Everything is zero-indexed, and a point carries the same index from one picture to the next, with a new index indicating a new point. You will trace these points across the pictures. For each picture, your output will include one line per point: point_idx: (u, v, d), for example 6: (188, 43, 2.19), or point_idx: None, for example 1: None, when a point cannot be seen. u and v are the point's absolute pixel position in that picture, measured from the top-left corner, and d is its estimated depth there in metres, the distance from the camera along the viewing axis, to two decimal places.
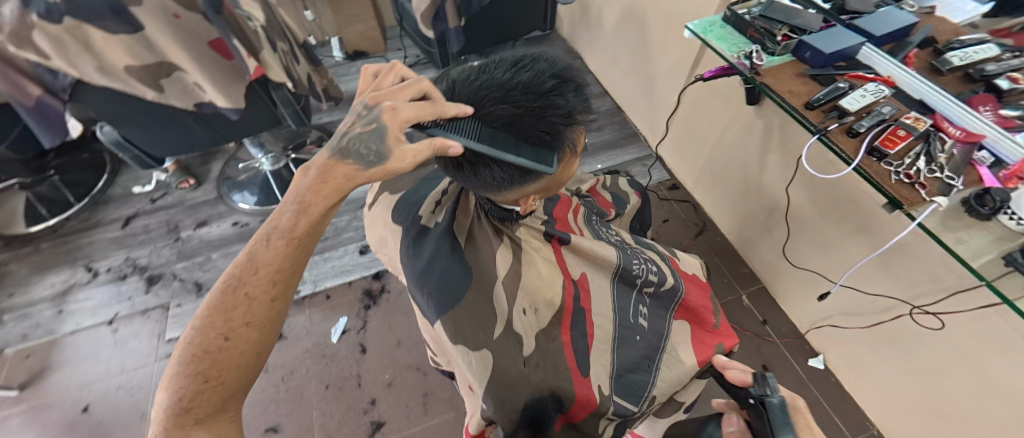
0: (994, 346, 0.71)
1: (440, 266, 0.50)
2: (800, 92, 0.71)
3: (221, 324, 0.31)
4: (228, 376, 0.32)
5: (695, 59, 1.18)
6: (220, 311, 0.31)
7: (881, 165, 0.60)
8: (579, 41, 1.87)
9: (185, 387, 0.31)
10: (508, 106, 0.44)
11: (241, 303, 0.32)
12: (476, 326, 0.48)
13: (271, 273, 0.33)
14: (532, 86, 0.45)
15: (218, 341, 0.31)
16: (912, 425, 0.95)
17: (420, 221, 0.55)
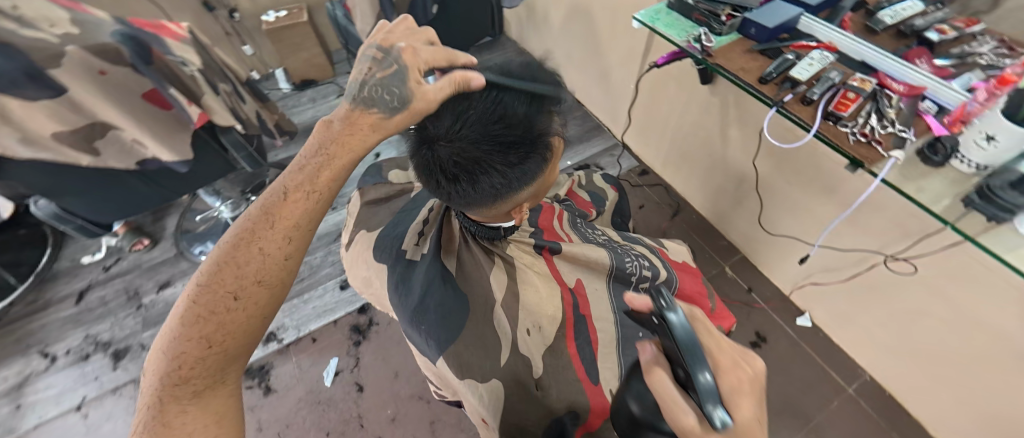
0: (963, 281, 0.75)
1: (435, 299, 0.49)
2: (751, 68, 0.73)
3: (231, 283, 0.35)
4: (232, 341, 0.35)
5: (645, 46, 1.21)
6: (232, 269, 0.35)
7: (837, 127, 0.63)
8: (529, 42, 1.87)
9: (191, 342, 0.34)
10: (494, 107, 0.43)
11: (251, 263, 0.36)
12: (480, 355, 0.47)
13: (285, 231, 0.37)
14: (508, 87, 0.45)
15: (227, 301, 0.35)
16: (900, 366, 0.99)
17: (405, 255, 0.54)
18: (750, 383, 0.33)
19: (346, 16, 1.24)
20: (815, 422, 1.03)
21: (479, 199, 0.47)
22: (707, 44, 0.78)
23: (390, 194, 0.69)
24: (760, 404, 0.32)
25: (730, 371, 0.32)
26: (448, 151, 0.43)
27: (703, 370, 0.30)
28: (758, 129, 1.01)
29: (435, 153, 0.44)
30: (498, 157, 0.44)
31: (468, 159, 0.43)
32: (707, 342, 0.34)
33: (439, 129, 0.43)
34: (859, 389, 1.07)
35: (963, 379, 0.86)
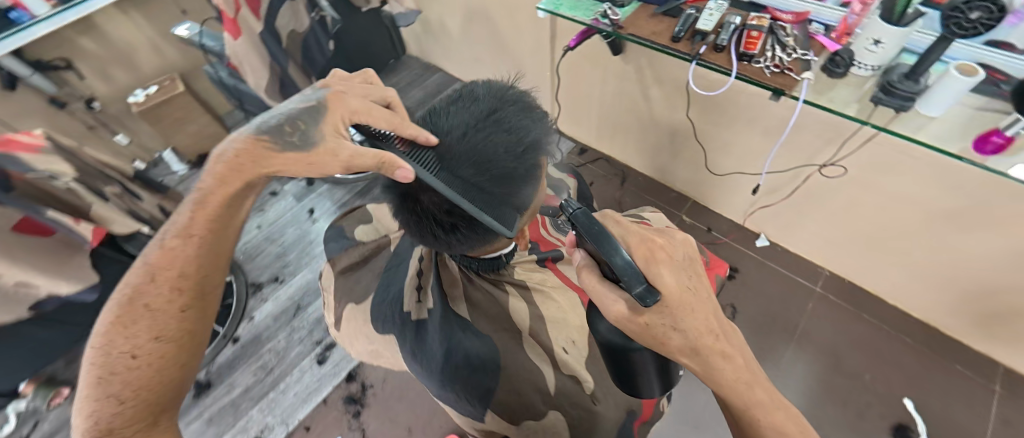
0: (882, 166, 0.86)
1: (462, 353, 0.47)
2: (661, 31, 0.77)
3: (122, 344, 0.36)
4: (145, 394, 0.36)
5: (552, 33, 1.23)
6: (124, 324, 0.37)
7: (753, 65, 0.68)
8: (432, 55, 1.83)
9: (98, 404, 0.34)
10: (470, 142, 0.41)
11: (141, 320, 0.38)
12: (527, 391, 0.46)
13: (173, 281, 0.40)
14: (481, 116, 0.42)
15: (125, 360, 0.36)
16: (849, 254, 1.12)
17: (411, 316, 0.52)
18: (672, 251, 0.33)
19: (232, 75, 1.09)
20: (801, 327, 1.14)
21: (480, 238, 0.44)
22: (615, 18, 0.80)
23: (366, 253, 0.65)
24: (687, 268, 0.33)
25: (649, 247, 0.33)
26: (435, 199, 0.40)
27: (618, 254, 0.32)
28: (675, 83, 1.08)
29: (422, 205, 0.41)
30: (488, 190, 0.40)
31: (458, 201, 0.40)
32: (619, 229, 0.35)
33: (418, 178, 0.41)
34: (824, 285, 1.19)
35: (903, 247, 0.99)
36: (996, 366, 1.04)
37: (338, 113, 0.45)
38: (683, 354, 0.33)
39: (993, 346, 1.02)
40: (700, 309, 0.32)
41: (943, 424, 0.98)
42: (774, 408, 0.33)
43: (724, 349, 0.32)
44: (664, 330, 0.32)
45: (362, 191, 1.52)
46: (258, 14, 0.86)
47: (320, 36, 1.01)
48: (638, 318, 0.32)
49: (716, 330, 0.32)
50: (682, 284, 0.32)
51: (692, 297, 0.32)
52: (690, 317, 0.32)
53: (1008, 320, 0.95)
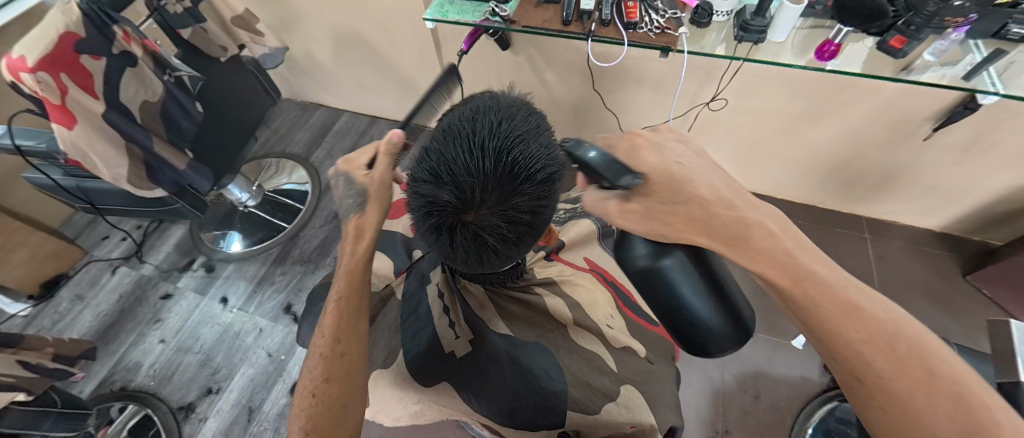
0: (751, 90, 1.04)
1: (531, 363, 0.50)
2: (551, 17, 0.82)
3: (324, 368, 0.43)
4: (337, 383, 0.42)
5: (434, 42, 1.22)
6: (328, 330, 0.45)
7: (638, 31, 0.77)
8: (306, 91, 1.67)
9: (312, 386, 0.42)
10: (506, 151, 0.39)
11: (331, 342, 0.44)
12: (594, 378, 0.51)
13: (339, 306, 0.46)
14: (502, 120, 0.41)
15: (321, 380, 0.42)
16: (743, 171, 1.33)
17: (455, 354, 0.50)
18: (714, 194, 0.37)
19: (72, 172, 0.87)
20: None
21: (526, 244, 0.45)
22: (504, 14, 0.83)
23: (373, 313, 0.59)
24: (674, 153, 0.43)
25: (630, 143, 0.44)
26: (484, 215, 0.40)
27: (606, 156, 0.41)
28: (565, 62, 1.15)
29: (466, 224, 0.40)
30: (533, 192, 0.41)
31: (510, 211, 0.40)
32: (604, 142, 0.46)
33: (462, 197, 0.39)
34: None
35: (779, 151, 1.21)
36: (860, 219, 1.34)
37: (355, 169, 0.54)
38: (701, 236, 0.38)
39: (854, 205, 1.31)
40: (699, 182, 0.40)
41: None
42: (836, 285, 0.34)
43: (743, 217, 0.37)
44: (665, 208, 0.40)
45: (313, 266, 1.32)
46: (93, 91, 0.69)
47: (182, 99, 0.85)
48: (632, 204, 0.41)
49: (726, 201, 0.38)
50: (668, 161, 0.41)
51: (678, 174, 0.40)
52: (684, 189, 0.39)
53: (858, 182, 1.23)
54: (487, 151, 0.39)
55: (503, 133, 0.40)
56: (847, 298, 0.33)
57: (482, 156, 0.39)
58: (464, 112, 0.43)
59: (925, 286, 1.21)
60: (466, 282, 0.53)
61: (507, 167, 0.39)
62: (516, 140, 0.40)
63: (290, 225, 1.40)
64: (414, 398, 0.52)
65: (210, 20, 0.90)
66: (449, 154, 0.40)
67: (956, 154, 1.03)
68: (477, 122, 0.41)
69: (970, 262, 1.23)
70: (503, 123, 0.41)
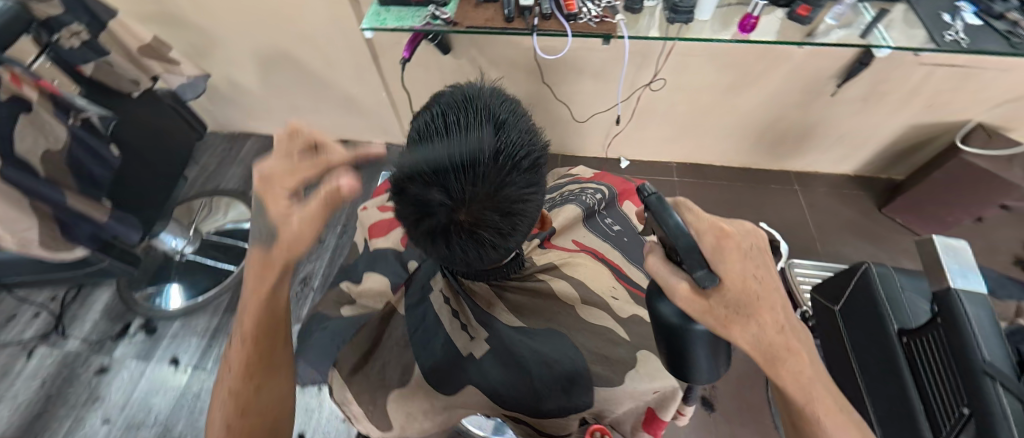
0: (683, 70, 1.12)
1: (546, 350, 0.50)
2: (493, 16, 0.82)
3: (254, 381, 0.46)
4: (248, 421, 0.45)
5: (371, 53, 1.18)
6: (237, 364, 0.47)
7: (579, 22, 0.80)
8: (233, 122, 1.54)
9: (223, 420, 0.45)
10: (488, 143, 0.39)
11: (260, 357, 0.47)
12: (610, 348, 0.52)
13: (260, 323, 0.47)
14: (477, 115, 0.41)
15: (252, 390, 0.46)
16: (684, 145, 1.43)
17: (472, 355, 0.50)
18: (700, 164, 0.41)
19: None
20: None
21: (522, 234, 0.44)
22: (446, 16, 0.82)
23: (375, 334, 0.56)
24: (754, 258, 0.37)
25: (722, 237, 0.37)
26: (479, 211, 0.39)
27: (694, 245, 0.36)
28: (506, 61, 1.17)
29: (464, 223, 0.39)
30: (522, 181, 0.41)
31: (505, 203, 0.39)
32: (690, 216, 0.39)
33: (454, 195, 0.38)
34: (678, 173, 1.50)
35: (713, 121, 1.31)
36: (788, 174, 1.49)
37: (277, 202, 0.45)
38: (747, 345, 0.37)
39: (782, 162, 1.46)
40: (767, 304, 0.36)
41: (784, 227, 1.38)
42: (835, 404, 0.37)
43: (789, 345, 0.36)
44: (726, 313, 0.36)
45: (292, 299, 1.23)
46: None
47: (94, 145, 0.74)
48: (701, 299, 0.37)
49: (784, 325, 0.36)
50: (748, 273, 0.36)
51: (754, 288, 0.36)
52: (754, 306, 0.35)
53: (782, 140, 1.36)
54: (471, 149, 0.38)
55: (482, 128, 0.40)
56: (844, 420, 0.36)
57: (466, 151, 0.38)
58: (436, 113, 0.42)
59: (850, 224, 1.38)
60: (468, 283, 0.53)
61: (494, 159, 0.39)
62: (499, 134, 0.40)
63: (238, 266, 1.29)
64: (441, 407, 0.50)
65: (114, 53, 0.80)
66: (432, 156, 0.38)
67: (857, 105, 1.18)
68: (454, 123, 0.41)
69: (881, 197, 1.41)
70: (480, 119, 0.41)
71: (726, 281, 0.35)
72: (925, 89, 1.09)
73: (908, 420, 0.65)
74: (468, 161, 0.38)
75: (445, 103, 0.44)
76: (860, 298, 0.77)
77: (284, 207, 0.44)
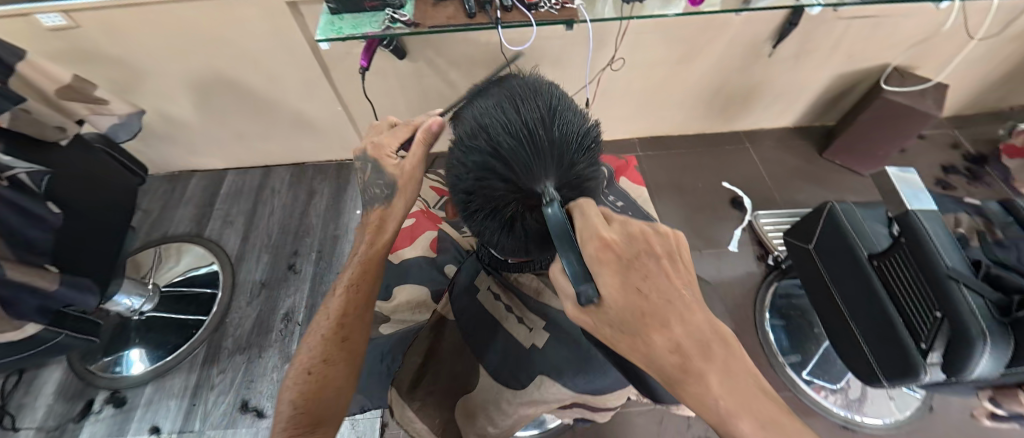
0: (637, 47, 1.16)
1: None
2: (454, 13, 0.81)
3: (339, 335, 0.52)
4: (334, 355, 0.51)
5: (322, 67, 1.12)
6: (336, 305, 0.54)
7: (541, 11, 0.81)
8: (170, 161, 1.41)
9: (310, 361, 0.50)
10: (564, 146, 0.39)
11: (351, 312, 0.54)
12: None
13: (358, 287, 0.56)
14: (546, 115, 0.39)
15: (334, 342, 0.52)
16: (643, 120, 1.49)
17: (535, 346, 0.52)
18: None
19: None
20: (651, 183, 1.49)
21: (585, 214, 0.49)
22: (405, 19, 0.80)
23: (429, 344, 0.57)
24: (634, 270, 0.36)
25: (602, 251, 0.37)
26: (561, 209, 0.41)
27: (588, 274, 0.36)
28: (463, 59, 1.15)
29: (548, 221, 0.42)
30: (585, 166, 0.41)
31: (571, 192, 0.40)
32: (588, 230, 0.38)
33: (521, 185, 0.38)
34: (642, 148, 1.57)
35: (668, 94, 1.37)
36: (739, 134, 1.60)
37: (384, 156, 0.61)
38: (636, 357, 0.37)
39: (731, 125, 1.57)
40: (649, 311, 0.35)
41: (745, 183, 1.48)
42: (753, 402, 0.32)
43: (687, 365, 0.34)
44: (611, 331, 0.37)
45: (280, 338, 1.16)
46: None
47: (25, 206, 0.65)
48: (584, 315, 0.38)
49: (671, 332, 0.35)
50: (631, 287, 0.36)
51: (634, 300, 0.36)
52: (634, 319, 0.35)
53: (730, 103, 1.45)
54: (553, 157, 0.38)
55: (546, 114, 0.39)
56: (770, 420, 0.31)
57: (551, 160, 0.38)
58: (498, 118, 0.39)
59: (799, 171, 1.51)
60: (516, 276, 0.52)
61: (560, 146, 0.39)
62: (566, 133, 0.40)
63: (209, 314, 1.18)
64: (513, 402, 0.52)
65: (31, 98, 0.70)
66: (498, 146, 0.38)
67: (791, 62, 1.29)
68: (516, 107, 0.39)
69: (820, 143, 1.56)
70: (540, 105, 0.40)
71: (607, 301, 0.36)
72: (846, 41, 1.21)
73: (891, 334, 0.72)
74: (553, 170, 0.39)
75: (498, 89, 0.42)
76: (829, 233, 0.85)
77: (393, 160, 0.61)
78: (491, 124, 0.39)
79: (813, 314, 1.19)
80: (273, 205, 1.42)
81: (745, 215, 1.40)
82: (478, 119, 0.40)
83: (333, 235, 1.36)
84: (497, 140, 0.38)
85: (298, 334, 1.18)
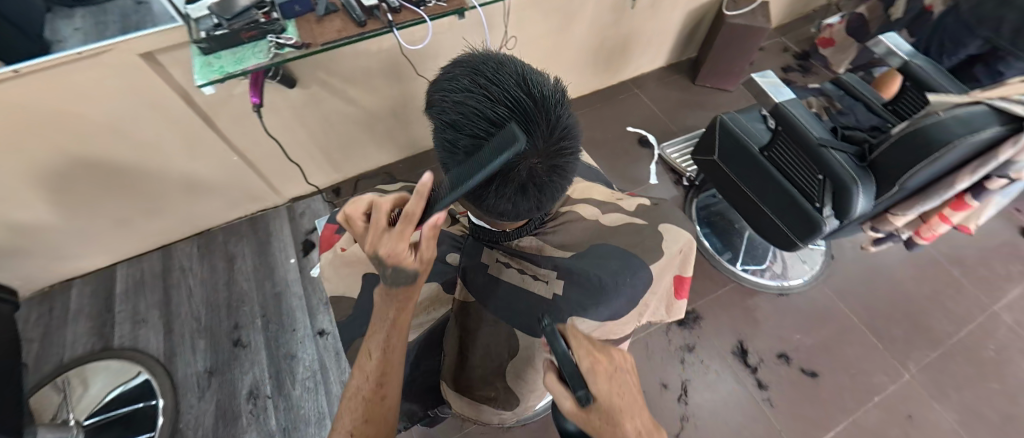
0: (523, 24, 1.23)
1: (610, 262, 0.54)
2: (342, 25, 0.78)
3: (376, 389, 0.46)
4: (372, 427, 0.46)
5: (203, 117, 1.00)
6: (371, 371, 0.45)
7: (429, 5, 0.82)
8: (32, 279, 1.15)
9: (352, 424, 0.45)
10: (547, 102, 0.41)
11: (384, 361, 0.46)
12: (639, 237, 0.58)
13: (390, 333, 0.46)
14: (519, 81, 0.41)
15: (374, 396, 0.46)
16: None
17: (552, 296, 0.50)
18: None
19: None
20: None
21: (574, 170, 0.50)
22: (292, 41, 0.74)
23: (461, 325, 0.54)
24: (617, 379, 0.39)
25: (596, 364, 0.40)
26: (561, 161, 0.43)
27: (582, 379, 0.38)
28: (359, 76, 1.12)
29: (553, 177, 0.43)
30: (570, 117, 0.44)
31: (567, 142, 0.42)
32: (578, 343, 0.42)
33: (523, 148, 0.39)
34: None
35: (558, 61, 1.47)
36: (627, 83, 1.77)
37: (396, 255, 0.41)
38: None
39: (618, 76, 1.73)
40: (627, 409, 0.37)
41: (645, 123, 1.66)
42: None
43: None
44: (597, 422, 0.37)
45: (254, 420, 1.05)
46: None
47: None
48: (580, 411, 0.37)
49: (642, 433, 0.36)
50: (614, 390, 0.38)
51: (618, 399, 0.38)
52: (617, 414, 0.36)
53: (613, 57, 1.60)
54: (541, 113, 0.40)
55: (522, 79, 0.41)
56: None
57: (541, 117, 0.40)
58: (478, 95, 0.39)
59: (682, 101, 1.73)
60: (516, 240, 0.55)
61: (547, 102, 0.41)
62: (543, 91, 0.41)
63: (156, 427, 1.02)
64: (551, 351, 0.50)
65: None
66: (493, 116, 0.38)
67: (651, 9, 1.46)
68: (493, 81, 0.40)
69: (690, 74, 1.80)
70: (513, 74, 0.42)
71: (600, 401, 0.37)
72: None
73: (792, 204, 0.89)
74: (546, 125, 0.40)
75: (464, 71, 0.43)
76: (724, 139, 1.01)
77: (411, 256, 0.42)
78: (477, 100, 0.39)
79: (729, 213, 1.40)
80: (189, 285, 1.24)
81: (653, 150, 1.57)
82: (462, 100, 0.40)
83: (273, 294, 1.24)
84: (490, 112, 0.39)
85: (273, 407, 1.07)
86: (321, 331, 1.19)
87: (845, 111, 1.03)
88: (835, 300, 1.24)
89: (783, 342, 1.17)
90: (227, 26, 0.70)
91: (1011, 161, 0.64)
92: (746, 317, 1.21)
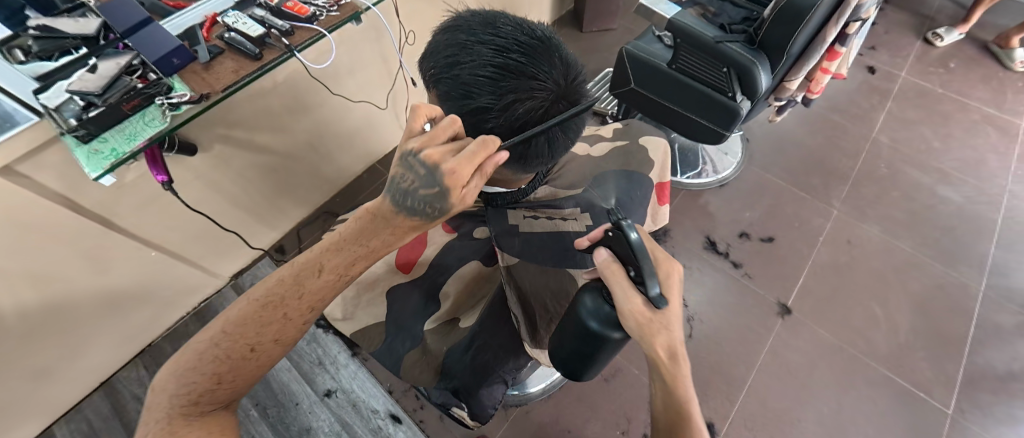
0: (411, 16, 1.20)
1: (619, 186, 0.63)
2: (237, 64, 0.65)
3: (255, 336, 0.36)
4: (227, 391, 0.36)
5: (100, 220, 0.86)
6: (262, 319, 0.36)
7: (322, 18, 0.74)
8: None
9: (207, 373, 0.35)
10: (547, 42, 0.45)
11: (286, 325, 0.37)
12: (628, 157, 0.68)
13: (310, 298, 0.37)
14: (519, 30, 0.44)
15: (246, 350, 0.36)
16: None
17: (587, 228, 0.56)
18: None
19: None
20: None
21: None
22: (186, 96, 0.60)
23: (517, 293, 0.54)
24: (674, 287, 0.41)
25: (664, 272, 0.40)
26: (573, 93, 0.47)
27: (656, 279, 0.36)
28: (264, 119, 1.03)
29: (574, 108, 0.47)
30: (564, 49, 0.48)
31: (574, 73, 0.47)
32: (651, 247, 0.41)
33: (548, 87, 0.43)
34: None
35: None
36: None
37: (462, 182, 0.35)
38: (659, 349, 0.38)
39: None
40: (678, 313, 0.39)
41: None
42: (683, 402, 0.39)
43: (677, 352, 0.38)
44: (659, 322, 0.37)
45: None
46: None
47: None
48: (645, 308, 0.37)
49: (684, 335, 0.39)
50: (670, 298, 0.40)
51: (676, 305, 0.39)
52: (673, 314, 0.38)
53: None
54: (550, 53, 0.44)
55: (519, 27, 0.44)
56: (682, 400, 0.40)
57: (551, 57, 0.44)
58: (493, 48, 0.41)
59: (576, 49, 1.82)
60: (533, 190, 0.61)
61: (548, 43, 0.45)
62: (540, 34, 0.45)
63: None
64: None
65: None
66: (517, 66, 0.41)
67: None
68: (498, 35, 0.42)
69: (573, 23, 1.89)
70: (509, 24, 0.44)
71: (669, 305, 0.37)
72: None
73: (712, 100, 1.00)
74: (557, 63, 0.44)
75: (459, 33, 0.44)
76: (636, 64, 1.08)
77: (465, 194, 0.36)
78: (493, 55, 0.41)
79: None
80: None
81: None
82: (478, 60, 0.41)
83: None
84: (514, 63, 0.41)
85: None
86: (327, 392, 1.11)
87: (719, 13, 1.14)
88: (762, 173, 1.43)
89: (738, 223, 1.33)
90: (102, 103, 0.54)
91: (862, 4, 0.79)
92: (702, 215, 1.35)
